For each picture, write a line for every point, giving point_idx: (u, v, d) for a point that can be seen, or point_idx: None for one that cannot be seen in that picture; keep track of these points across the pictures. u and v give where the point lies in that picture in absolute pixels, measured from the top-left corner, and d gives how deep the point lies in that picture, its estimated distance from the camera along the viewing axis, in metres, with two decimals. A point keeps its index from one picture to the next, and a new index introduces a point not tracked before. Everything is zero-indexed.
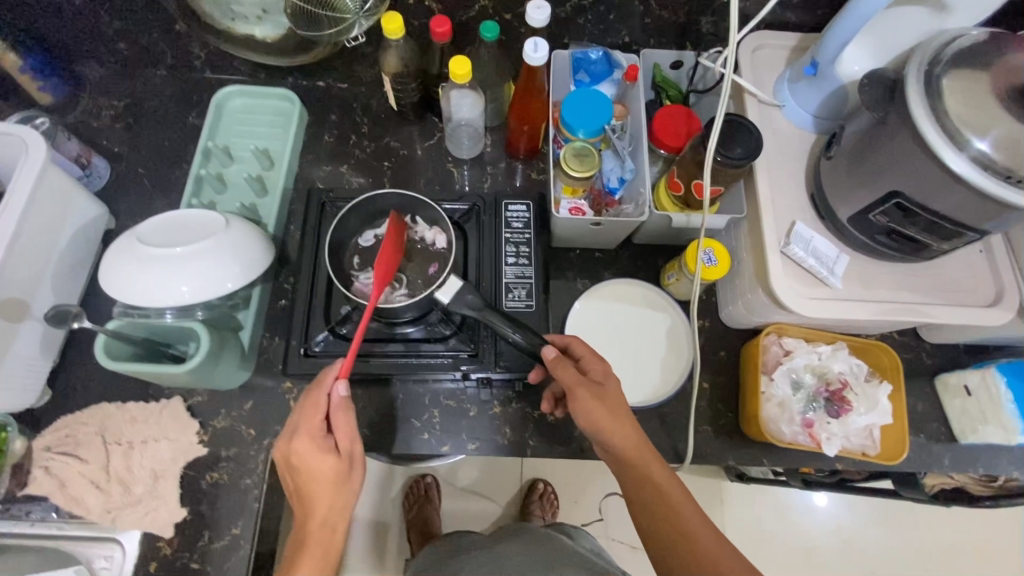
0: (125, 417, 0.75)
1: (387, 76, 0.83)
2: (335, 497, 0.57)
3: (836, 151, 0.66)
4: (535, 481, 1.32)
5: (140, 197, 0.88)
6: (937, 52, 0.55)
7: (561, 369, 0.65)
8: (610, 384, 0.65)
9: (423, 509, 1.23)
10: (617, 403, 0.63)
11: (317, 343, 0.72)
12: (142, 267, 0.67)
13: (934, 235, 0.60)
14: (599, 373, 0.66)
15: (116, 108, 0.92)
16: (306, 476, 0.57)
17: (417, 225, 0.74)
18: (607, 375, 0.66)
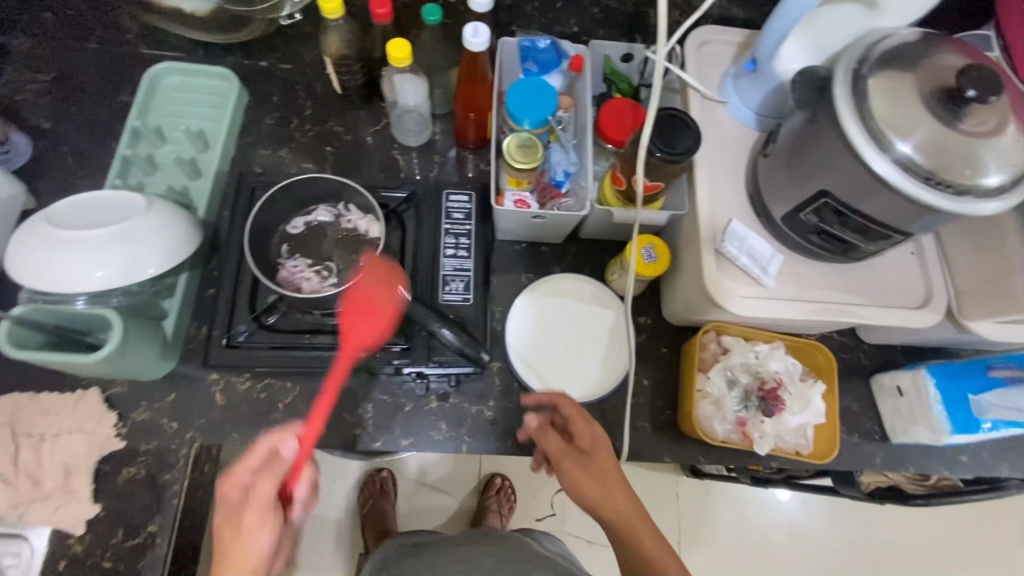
0: (37, 408, 0.71)
1: (329, 59, 0.81)
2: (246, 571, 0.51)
3: (773, 149, 0.65)
4: (493, 475, 1.31)
5: (63, 177, 0.83)
6: (866, 51, 0.55)
7: (544, 438, 0.65)
8: (596, 451, 0.63)
9: (376, 503, 1.21)
10: (605, 474, 0.62)
11: (240, 334, 0.69)
12: (49, 250, 0.64)
13: (862, 236, 0.60)
14: (586, 440, 0.64)
15: (41, 81, 0.87)
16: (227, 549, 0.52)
17: (350, 213, 0.71)
18: (594, 439, 0.64)
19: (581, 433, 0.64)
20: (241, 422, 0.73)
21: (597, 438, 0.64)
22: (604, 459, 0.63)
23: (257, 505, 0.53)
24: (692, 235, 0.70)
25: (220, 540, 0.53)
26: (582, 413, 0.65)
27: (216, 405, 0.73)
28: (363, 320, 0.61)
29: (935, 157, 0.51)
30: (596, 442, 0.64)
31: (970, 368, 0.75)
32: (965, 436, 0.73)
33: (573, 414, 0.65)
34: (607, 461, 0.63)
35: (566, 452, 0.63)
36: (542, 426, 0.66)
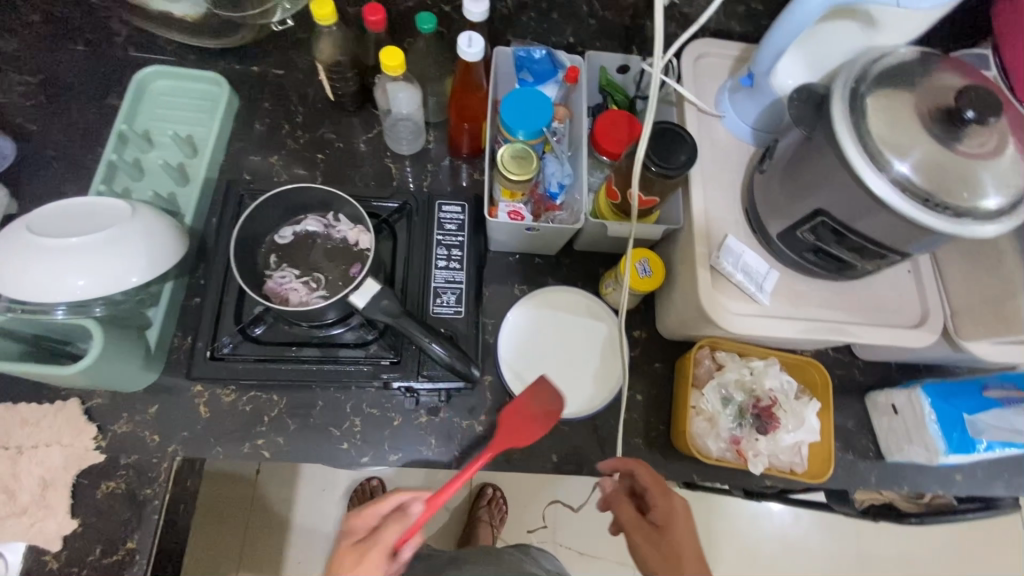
0: (15, 418, 0.69)
1: (322, 66, 0.79)
2: None
3: (769, 165, 0.65)
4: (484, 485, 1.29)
5: (47, 181, 0.81)
6: (864, 69, 0.54)
7: (619, 506, 0.65)
8: (673, 527, 0.62)
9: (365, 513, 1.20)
10: (678, 553, 0.60)
11: (224, 346, 0.67)
12: (29, 257, 0.62)
13: (858, 255, 0.60)
14: (664, 514, 0.63)
15: (28, 82, 0.85)
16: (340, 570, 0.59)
17: (339, 224, 0.70)
18: (673, 514, 0.63)
19: (660, 505, 0.63)
20: (225, 435, 0.72)
21: (677, 515, 0.63)
22: (680, 536, 0.61)
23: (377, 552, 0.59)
24: (688, 250, 0.69)
25: (339, 567, 0.60)
26: (664, 487, 0.64)
27: (199, 417, 0.72)
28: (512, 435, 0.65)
29: (934, 178, 0.50)
30: (675, 518, 0.62)
31: (968, 388, 0.75)
32: (961, 455, 0.72)
33: (652, 485, 0.64)
34: (686, 539, 0.61)
35: (641, 524, 0.63)
36: (617, 492, 0.66)
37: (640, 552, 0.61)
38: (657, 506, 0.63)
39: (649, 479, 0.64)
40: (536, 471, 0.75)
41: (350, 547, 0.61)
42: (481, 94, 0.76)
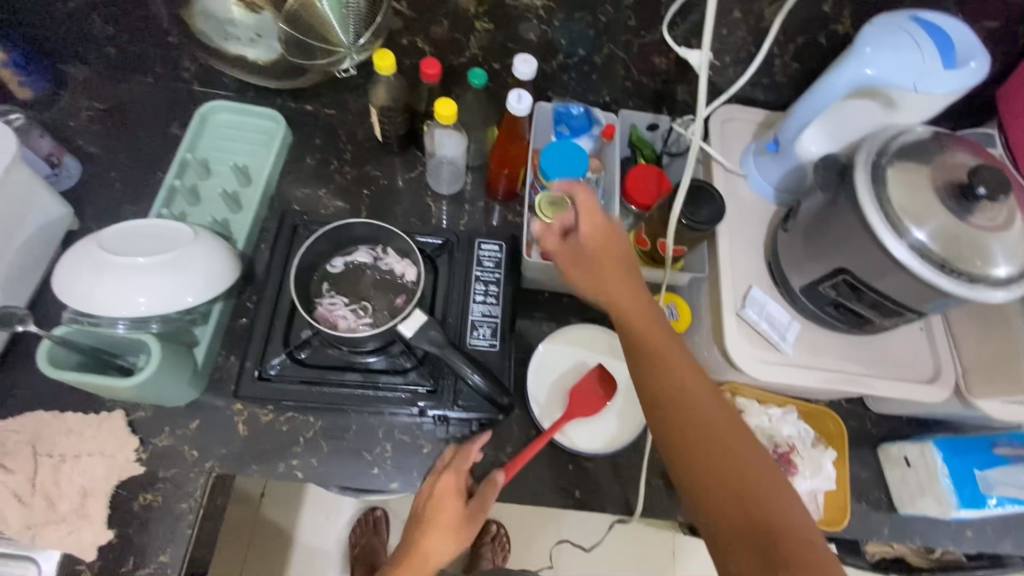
0: (61, 427, 0.71)
1: (375, 109, 0.85)
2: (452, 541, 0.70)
3: (793, 225, 0.70)
4: (489, 522, 1.29)
5: (108, 201, 0.86)
6: (885, 144, 0.60)
7: (546, 240, 0.67)
8: (606, 264, 0.63)
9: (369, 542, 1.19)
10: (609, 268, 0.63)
11: (272, 367, 0.71)
12: (98, 274, 0.66)
13: (877, 312, 0.64)
14: (590, 233, 0.63)
15: (96, 109, 0.91)
16: (437, 527, 0.69)
17: (387, 256, 0.75)
18: (603, 241, 0.64)
19: (592, 224, 0.64)
20: (261, 453, 0.74)
21: (614, 230, 0.64)
22: (611, 277, 0.62)
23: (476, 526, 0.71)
24: (714, 299, 0.74)
25: (448, 522, 0.69)
26: (591, 207, 0.64)
27: (237, 434, 0.74)
28: (584, 407, 0.77)
29: (948, 246, 0.55)
30: (606, 226, 0.64)
31: (977, 444, 0.77)
32: (972, 510, 0.75)
33: (586, 226, 0.64)
34: (618, 266, 0.63)
35: (579, 253, 0.64)
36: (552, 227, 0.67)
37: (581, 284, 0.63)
38: (587, 244, 0.64)
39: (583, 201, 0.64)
40: (559, 505, 0.77)
41: (457, 510, 0.69)
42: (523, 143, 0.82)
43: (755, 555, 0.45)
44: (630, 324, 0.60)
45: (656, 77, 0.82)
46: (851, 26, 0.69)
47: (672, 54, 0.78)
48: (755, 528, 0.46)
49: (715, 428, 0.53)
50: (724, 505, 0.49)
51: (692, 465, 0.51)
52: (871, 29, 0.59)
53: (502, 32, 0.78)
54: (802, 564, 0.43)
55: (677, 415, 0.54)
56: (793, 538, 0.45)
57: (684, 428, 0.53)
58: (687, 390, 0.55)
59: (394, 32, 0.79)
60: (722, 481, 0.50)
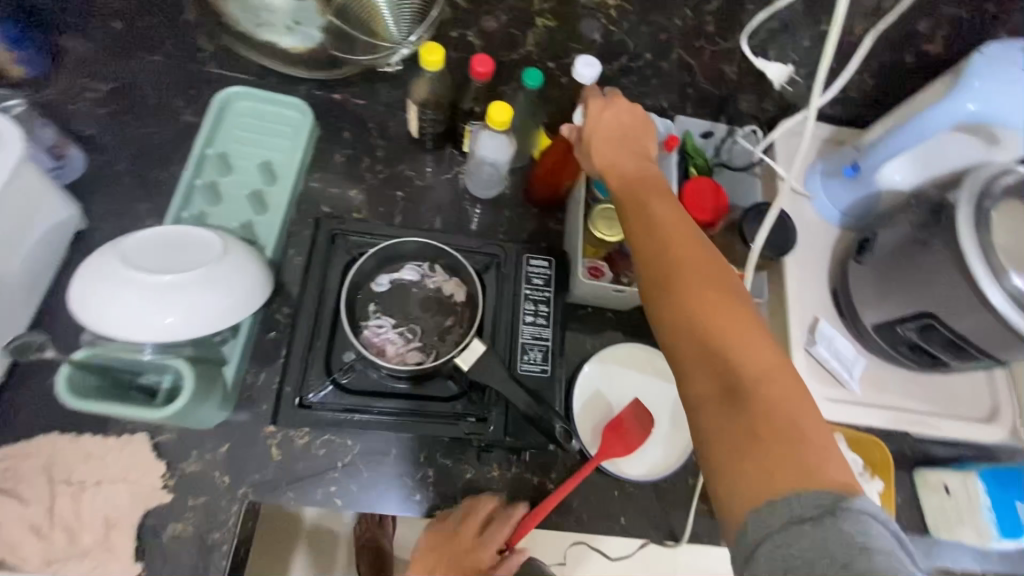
0: (79, 452, 0.66)
1: (414, 105, 0.78)
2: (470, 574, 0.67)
3: (868, 257, 0.67)
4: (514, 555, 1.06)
5: (117, 197, 0.78)
6: (986, 184, 0.57)
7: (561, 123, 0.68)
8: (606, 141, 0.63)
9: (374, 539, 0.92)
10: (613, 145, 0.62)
11: (314, 395, 0.67)
12: (121, 292, 0.59)
13: (954, 356, 0.62)
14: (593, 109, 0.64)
15: (99, 90, 0.82)
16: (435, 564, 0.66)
17: (435, 274, 0.72)
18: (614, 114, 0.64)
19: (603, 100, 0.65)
20: (296, 480, 0.69)
21: (626, 103, 0.65)
22: (612, 148, 0.62)
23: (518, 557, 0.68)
24: (778, 330, 0.71)
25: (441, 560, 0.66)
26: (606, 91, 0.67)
27: (270, 459, 0.69)
28: (613, 440, 0.71)
29: None
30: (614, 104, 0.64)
31: (1015, 474, 0.76)
32: (1010, 541, 0.75)
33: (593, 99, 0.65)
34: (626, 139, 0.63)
35: (584, 129, 0.64)
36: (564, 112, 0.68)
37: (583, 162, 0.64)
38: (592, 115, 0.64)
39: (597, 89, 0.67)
40: (604, 533, 0.75)
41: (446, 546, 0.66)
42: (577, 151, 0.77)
43: (720, 392, 0.45)
44: (625, 182, 0.59)
45: (722, 85, 0.77)
46: (944, 46, 0.65)
47: (745, 63, 0.72)
48: (725, 365, 0.46)
49: (700, 273, 0.50)
50: (698, 347, 0.47)
51: (672, 310, 0.50)
52: (981, 59, 0.55)
53: (564, 30, 0.73)
54: (758, 401, 0.43)
55: (661, 262, 0.52)
56: (764, 379, 0.44)
57: (668, 274, 0.51)
58: (676, 238, 0.53)
59: (444, 23, 0.74)
60: (703, 322, 0.48)
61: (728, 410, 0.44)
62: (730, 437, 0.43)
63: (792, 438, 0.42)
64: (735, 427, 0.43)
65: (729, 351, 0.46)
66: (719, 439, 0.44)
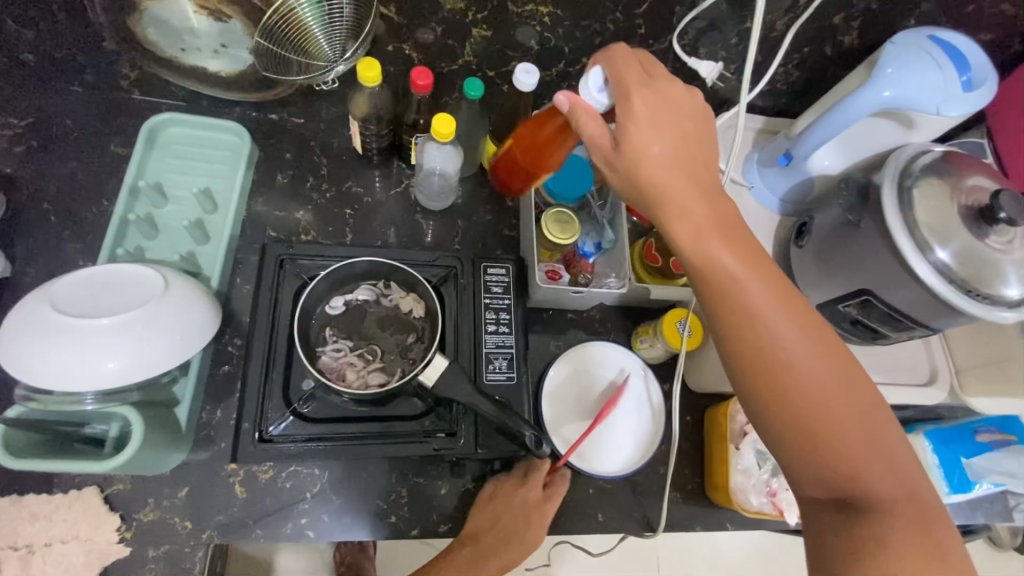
0: (23, 513, 0.62)
1: (355, 120, 0.76)
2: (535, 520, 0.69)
3: (807, 241, 0.70)
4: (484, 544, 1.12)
5: (43, 239, 0.73)
6: (906, 165, 0.61)
7: (585, 122, 0.54)
8: (673, 177, 0.52)
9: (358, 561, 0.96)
10: (673, 174, 0.52)
11: (274, 426, 0.64)
12: (54, 341, 0.55)
13: (893, 327, 0.66)
14: (638, 127, 0.52)
15: (13, 126, 0.77)
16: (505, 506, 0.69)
17: (391, 291, 0.71)
18: (673, 133, 0.52)
19: (655, 111, 0.52)
20: (264, 516, 0.67)
21: (681, 113, 0.53)
22: (678, 185, 0.52)
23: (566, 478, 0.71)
24: None
25: (511, 501, 0.69)
26: (653, 88, 0.53)
27: (234, 498, 0.67)
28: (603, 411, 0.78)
29: (970, 269, 0.57)
30: (659, 109, 0.52)
31: (960, 431, 0.81)
32: (960, 495, 0.81)
33: (647, 115, 0.52)
34: (691, 169, 0.53)
35: (626, 149, 0.52)
36: (592, 116, 0.53)
37: (634, 198, 0.54)
38: (652, 142, 0.52)
39: (640, 85, 0.53)
40: (583, 531, 0.76)
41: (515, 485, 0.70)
42: (559, 154, 0.65)
43: (831, 498, 0.50)
44: (709, 243, 0.51)
45: None
46: (859, 37, 0.69)
47: (678, 62, 0.75)
48: (838, 476, 0.49)
49: (811, 371, 0.50)
50: (806, 448, 0.49)
51: (783, 411, 0.50)
52: (891, 49, 0.59)
53: (500, 39, 0.73)
54: (873, 509, 0.48)
55: (767, 355, 0.50)
56: (879, 482, 0.49)
57: (768, 371, 0.50)
58: (778, 323, 0.50)
59: (378, 37, 0.73)
60: (811, 429, 0.49)
61: (842, 514, 0.49)
62: (845, 542, 0.48)
63: (923, 545, 0.46)
64: (852, 534, 0.47)
65: (846, 456, 0.49)
66: (835, 540, 0.48)
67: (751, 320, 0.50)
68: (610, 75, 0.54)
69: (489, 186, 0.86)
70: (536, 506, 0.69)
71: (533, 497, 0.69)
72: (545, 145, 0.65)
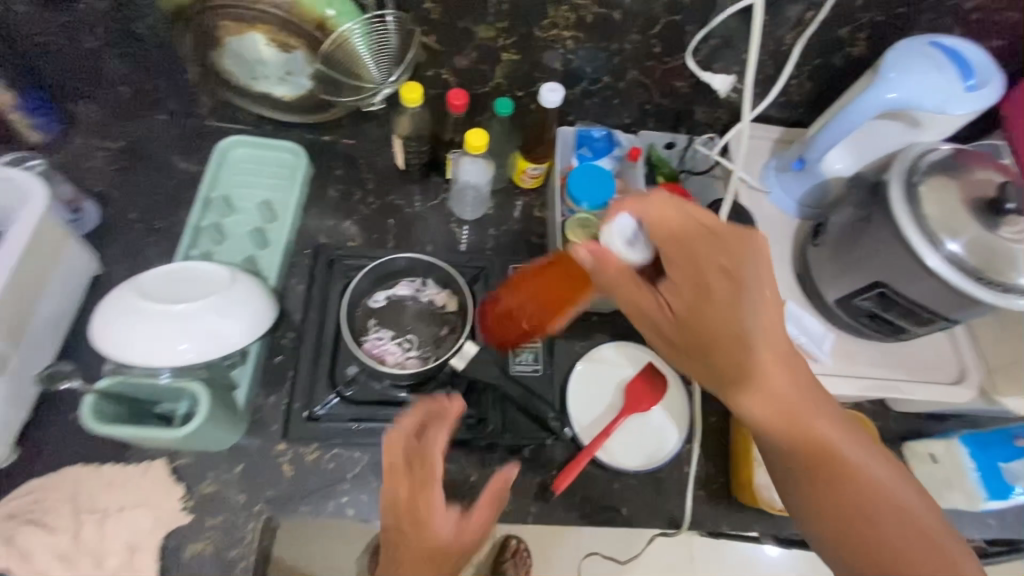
0: (102, 480, 0.70)
1: (399, 139, 0.85)
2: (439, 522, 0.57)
3: (822, 240, 0.73)
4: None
5: (130, 244, 0.84)
6: (913, 162, 0.64)
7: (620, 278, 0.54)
8: (750, 337, 0.51)
9: None
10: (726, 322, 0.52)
11: (321, 407, 0.72)
12: (140, 323, 0.64)
13: (911, 321, 0.67)
14: (681, 284, 0.54)
15: (111, 149, 0.89)
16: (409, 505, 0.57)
17: (427, 287, 0.78)
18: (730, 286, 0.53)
19: (710, 271, 0.53)
20: (308, 493, 0.72)
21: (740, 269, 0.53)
22: (763, 344, 0.51)
23: (499, 487, 0.60)
24: None
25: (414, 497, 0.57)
26: (698, 244, 0.54)
27: (282, 475, 0.73)
28: (639, 399, 0.80)
29: (982, 258, 0.59)
30: (703, 260, 0.53)
31: (998, 437, 0.80)
32: (999, 501, 0.79)
33: (693, 273, 0.53)
34: (769, 324, 0.52)
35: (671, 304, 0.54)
36: (625, 275, 0.54)
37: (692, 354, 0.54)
38: (722, 305, 0.52)
39: (684, 243, 0.54)
40: (608, 524, 0.78)
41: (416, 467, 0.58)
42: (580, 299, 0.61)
43: None
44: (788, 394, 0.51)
45: (677, 98, 0.84)
46: (867, 48, 0.73)
47: (694, 77, 0.80)
48: None
49: (877, 501, 0.51)
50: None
51: (852, 547, 0.51)
52: (891, 56, 0.62)
53: (528, 62, 0.80)
54: None
55: (836, 491, 0.51)
56: None
57: (833, 505, 0.51)
58: (853, 464, 0.52)
59: (420, 64, 0.81)
60: (877, 558, 0.50)
61: None
62: None
63: None
64: None
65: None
66: None
67: (839, 468, 0.52)
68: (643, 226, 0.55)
69: (519, 198, 0.93)
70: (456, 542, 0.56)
71: (449, 531, 0.56)
72: (561, 293, 0.61)
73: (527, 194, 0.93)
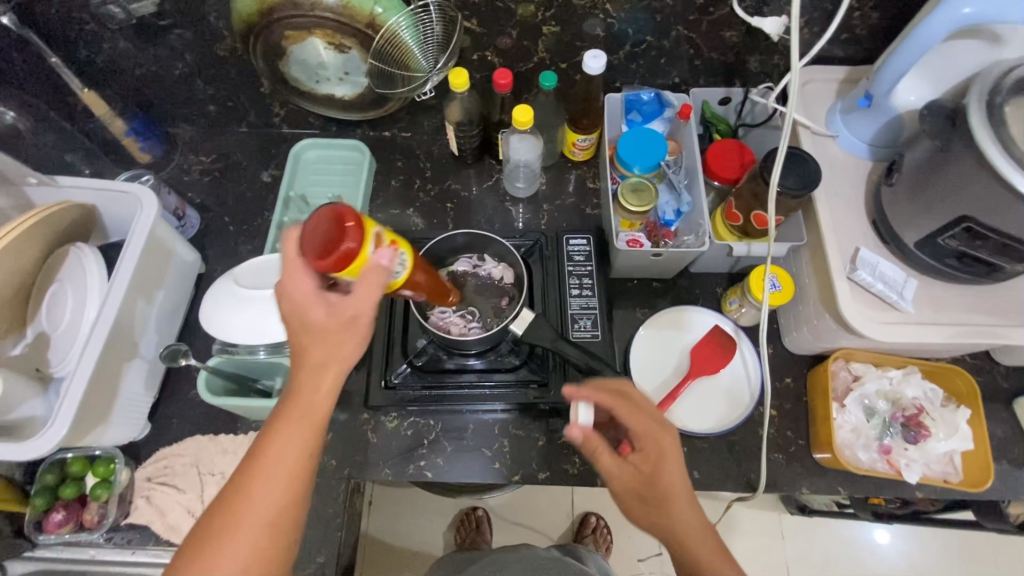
0: (218, 448, 0.80)
1: (451, 125, 0.88)
2: (303, 291, 0.53)
3: (897, 179, 0.68)
4: (587, 514, 1.24)
5: (226, 244, 0.95)
6: (996, 81, 0.58)
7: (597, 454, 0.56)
8: (680, 501, 0.54)
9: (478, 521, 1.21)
10: (674, 490, 0.55)
11: (397, 375, 0.78)
12: (238, 306, 0.72)
13: (1007, 258, 0.61)
14: (649, 457, 0.56)
15: (204, 162, 1.01)
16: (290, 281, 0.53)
17: (485, 263, 0.81)
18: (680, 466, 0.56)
19: (656, 447, 0.56)
20: (392, 458, 0.78)
21: (673, 446, 0.57)
22: (683, 507, 0.54)
23: (369, 275, 0.51)
24: (820, 264, 0.74)
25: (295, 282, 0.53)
26: (658, 427, 0.57)
27: (368, 443, 0.79)
28: (706, 363, 0.78)
29: None
30: (659, 435, 0.57)
31: None
32: None
33: (667, 452, 0.56)
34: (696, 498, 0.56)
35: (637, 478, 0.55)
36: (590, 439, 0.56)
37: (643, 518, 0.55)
38: (674, 474, 0.55)
39: (654, 425, 0.57)
40: None
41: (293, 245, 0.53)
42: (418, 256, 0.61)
43: None
44: (710, 545, 0.54)
45: (727, 50, 0.82)
46: None
47: (742, 24, 0.77)
48: None
49: None
50: None
51: None
52: None
53: (568, 32, 0.81)
54: None
55: None
56: None
57: None
58: None
59: (465, 50, 0.85)
60: None
61: None
62: None
63: None
64: None
65: None
66: None
67: None
68: (623, 413, 0.57)
69: (571, 171, 0.95)
70: (329, 313, 0.53)
71: (317, 315, 0.52)
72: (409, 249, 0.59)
73: (579, 167, 0.95)
